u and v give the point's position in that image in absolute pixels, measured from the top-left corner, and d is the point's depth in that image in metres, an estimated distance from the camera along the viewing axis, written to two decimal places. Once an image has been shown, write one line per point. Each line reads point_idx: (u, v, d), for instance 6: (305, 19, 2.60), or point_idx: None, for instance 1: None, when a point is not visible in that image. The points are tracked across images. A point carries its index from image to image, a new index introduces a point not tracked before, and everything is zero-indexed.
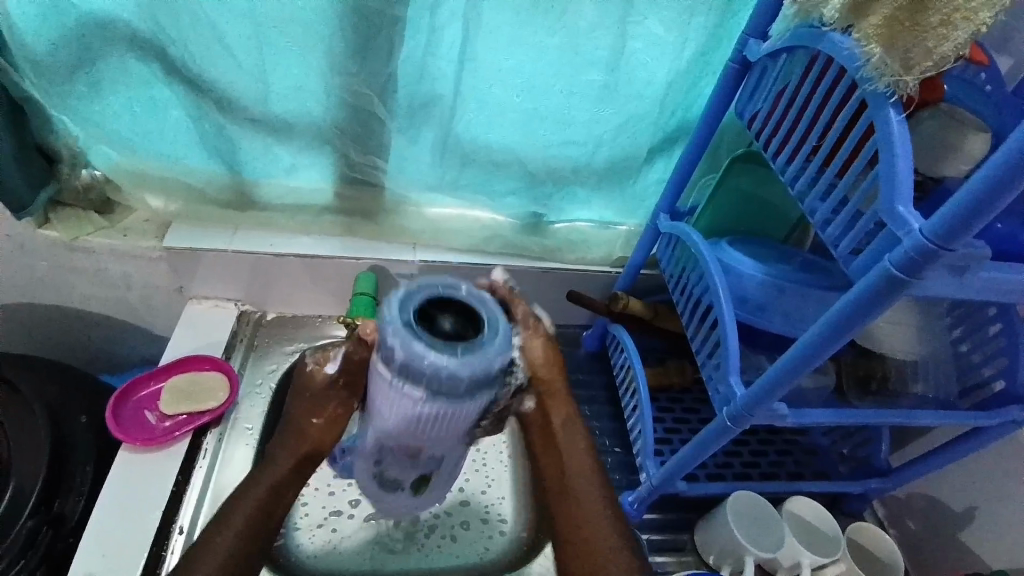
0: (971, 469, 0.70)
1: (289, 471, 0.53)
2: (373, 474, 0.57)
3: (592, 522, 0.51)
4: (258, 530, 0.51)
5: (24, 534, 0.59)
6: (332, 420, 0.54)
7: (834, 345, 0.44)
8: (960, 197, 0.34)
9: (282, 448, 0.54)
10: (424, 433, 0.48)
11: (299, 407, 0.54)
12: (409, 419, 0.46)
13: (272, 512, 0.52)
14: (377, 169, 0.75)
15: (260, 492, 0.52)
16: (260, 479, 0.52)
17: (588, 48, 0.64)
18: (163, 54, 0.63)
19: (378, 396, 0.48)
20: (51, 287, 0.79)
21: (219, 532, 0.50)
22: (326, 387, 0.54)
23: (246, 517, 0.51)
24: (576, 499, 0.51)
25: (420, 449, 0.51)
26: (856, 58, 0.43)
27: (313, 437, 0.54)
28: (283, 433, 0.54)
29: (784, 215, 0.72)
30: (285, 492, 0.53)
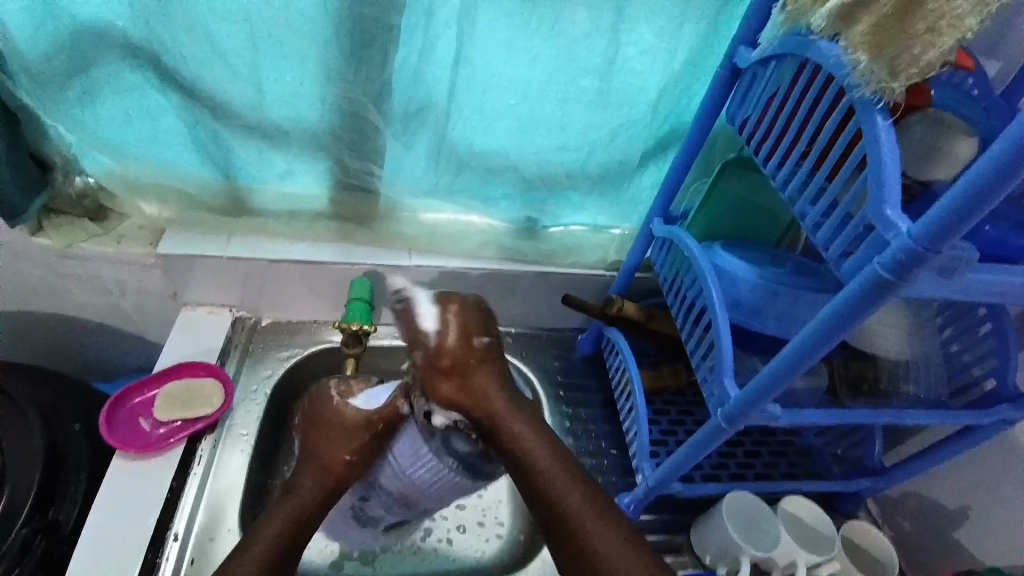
0: (963, 469, 0.70)
1: (314, 501, 0.57)
2: (354, 507, 0.66)
3: (571, 503, 0.53)
4: (281, 553, 0.55)
5: (18, 542, 0.59)
6: (360, 457, 0.59)
7: (825, 347, 0.45)
8: (947, 200, 0.35)
9: (307, 480, 0.58)
10: (426, 490, 0.58)
11: (324, 441, 0.59)
12: (423, 478, 0.57)
13: (298, 534, 0.56)
14: (372, 175, 0.75)
15: (286, 518, 0.56)
16: (286, 507, 0.56)
17: (582, 55, 0.64)
18: (158, 61, 0.63)
19: (402, 451, 0.58)
20: (43, 293, 0.78)
21: (240, 562, 0.53)
22: (355, 423, 0.59)
23: (269, 545, 0.54)
24: (555, 492, 0.53)
25: (413, 501, 0.61)
26: (842, 65, 0.44)
27: (341, 475, 0.58)
28: (309, 465, 0.59)
29: (776, 219, 0.73)
30: (306, 524, 0.57)
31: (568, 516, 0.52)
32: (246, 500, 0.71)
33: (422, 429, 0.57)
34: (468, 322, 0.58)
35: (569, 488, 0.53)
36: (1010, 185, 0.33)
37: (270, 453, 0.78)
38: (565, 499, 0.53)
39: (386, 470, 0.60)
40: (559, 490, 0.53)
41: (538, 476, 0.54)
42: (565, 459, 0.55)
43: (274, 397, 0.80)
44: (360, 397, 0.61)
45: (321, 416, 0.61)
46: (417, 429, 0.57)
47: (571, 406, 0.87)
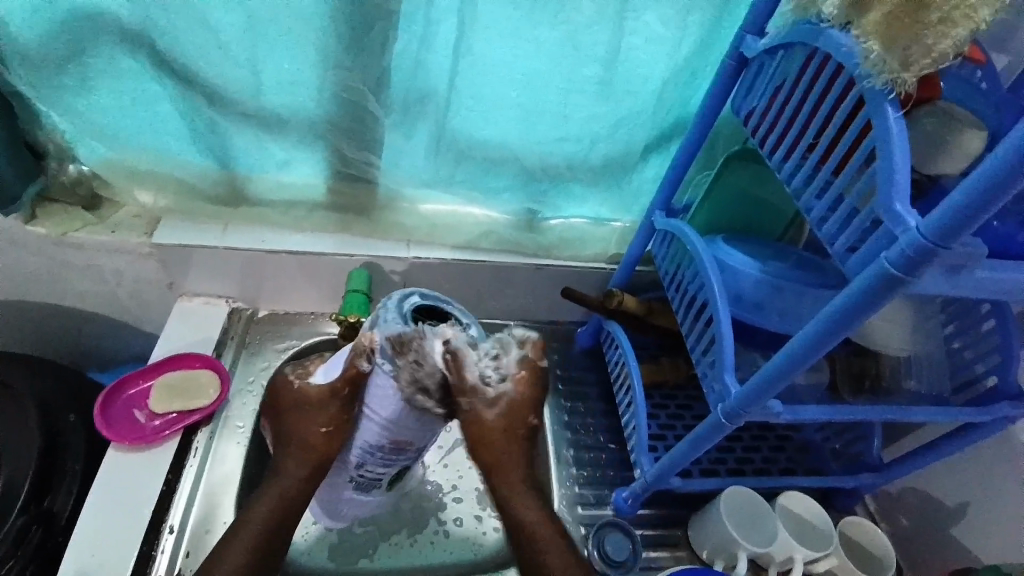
0: (962, 465, 0.70)
1: (299, 481, 0.57)
2: (348, 480, 0.65)
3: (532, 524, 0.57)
4: (270, 535, 0.56)
5: (15, 530, 0.59)
6: (336, 427, 0.57)
7: (829, 344, 0.44)
8: (957, 195, 0.34)
9: (292, 464, 0.58)
10: (409, 430, 0.56)
11: (295, 416, 0.58)
12: (398, 420, 0.55)
13: (285, 516, 0.57)
14: (371, 165, 0.74)
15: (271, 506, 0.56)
16: (273, 490, 0.57)
17: (585, 44, 0.63)
18: (152, 46, 0.61)
19: (374, 401, 0.55)
20: (36, 283, 0.77)
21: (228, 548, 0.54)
22: (323, 396, 0.57)
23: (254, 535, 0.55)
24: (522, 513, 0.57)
25: (405, 446, 0.58)
26: (855, 55, 0.43)
27: (321, 446, 0.57)
28: (291, 449, 0.58)
29: (778, 213, 0.72)
30: (291, 507, 0.57)
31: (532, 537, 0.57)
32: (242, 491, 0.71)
33: (385, 370, 0.52)
34: (532, 377, 0.57)
35: (528, 507, 0.58)
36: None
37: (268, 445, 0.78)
38: (526, 516, 0.57)
39: (365, 429, 0.57)
40: (546, 552, 0.56)
41: (538, 539, 0.57)
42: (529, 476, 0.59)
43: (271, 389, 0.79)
44: (321, 373, 0.59)
45: (288, 400, 0.59)
46: (384, 376, 0.53)
47: (571, 400, 0.86)
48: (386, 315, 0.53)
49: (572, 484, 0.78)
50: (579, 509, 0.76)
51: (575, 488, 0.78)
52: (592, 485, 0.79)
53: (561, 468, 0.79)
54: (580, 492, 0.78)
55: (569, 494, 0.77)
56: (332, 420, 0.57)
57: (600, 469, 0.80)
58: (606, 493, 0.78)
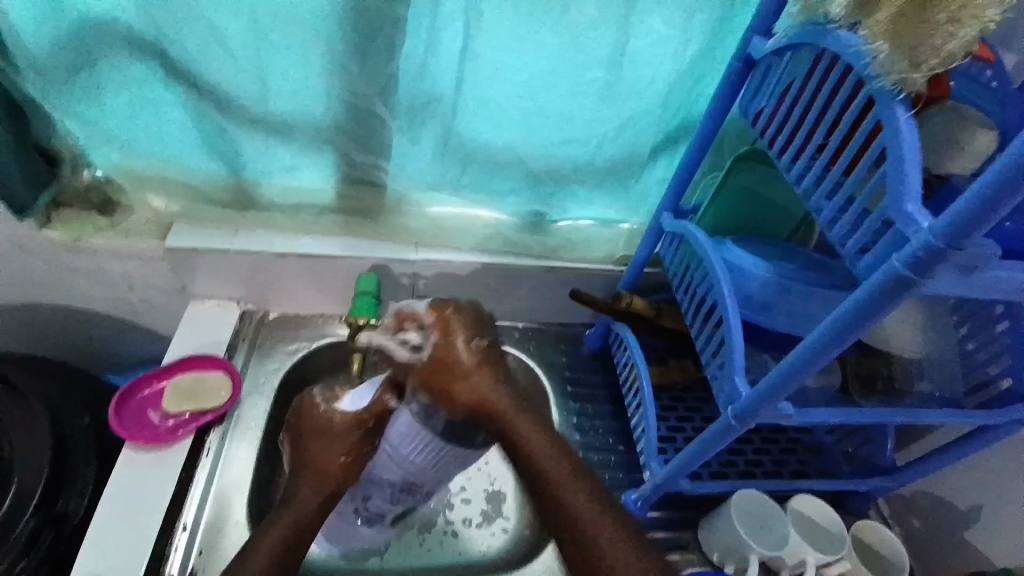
0: (976, 468, 0.69)
1: (314, 506, 0.58)
2: (358, 513, 0.72)
3: (532, 443, 0.57)
4: (288, 548, 0.55)
5: (26, 533, 0.60)
6: (354, 456, 0.60)
7: (840, 345, 0.44)
8: (970, 194, 0.34)
9: (307, 491, 0.58)
10: (427, 466, 0.65)
11: (314, 443, 0.61)
12: (424, 453, 0.63)
13: (302, 533, 0.56)
14: (378, 168, 0.75)
15: (285, 531, 0.55)
16: (287, 514, 0.57)
17: (591, 46, 0.63)
18: (163, 54, 0.62)
19: (398, 436, 0.63)
20: (51, 287, 0.79)
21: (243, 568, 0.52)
22: (345, 426, 0.61)
23: (269, 554, 0.53)
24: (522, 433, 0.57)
25: (416, 482, 0.68)
26: (863, 54, 0.42)
27: (333, 475, 0.60)
28: (308, 478, 0.59)
29: (788, 214, 0.72)
30: (305, 530, 0.56)
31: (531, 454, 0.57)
32: (253, 493, 0.72)
33: (413, 412, 0.61)
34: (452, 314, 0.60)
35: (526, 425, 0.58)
36: None
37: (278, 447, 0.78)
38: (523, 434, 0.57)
39: (382, 466, 0.66)
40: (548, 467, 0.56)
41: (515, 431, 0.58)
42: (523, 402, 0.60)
43: (281, 391, 0.80)
44: (345, 400, 0.62)
45: (308, 427, 0.62)
46: (410, 417, 0.61)
47: (579, 402, 0.86)
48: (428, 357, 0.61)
49: None
50: None
51: None
52: None
53: None
54: None
55: None
56: (351, 450, 0.60)
57: (609, 471, 0.80)
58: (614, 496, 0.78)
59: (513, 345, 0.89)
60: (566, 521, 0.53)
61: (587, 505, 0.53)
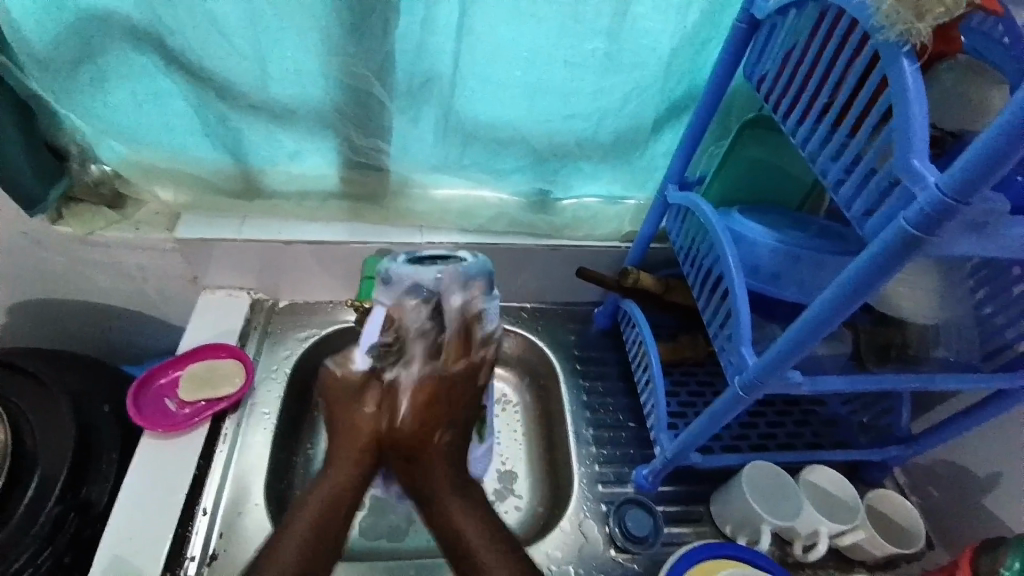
0: (994, 436, 0.68)
1: (353, 470, 0.59)
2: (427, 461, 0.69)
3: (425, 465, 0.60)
4: (325, 524, 0.56)
5: (51, 519, 0.62)
6: (382, 405, 0.61)
7: (849, 308, 0.43)
8: (977, 147, 0.33)
9: (345, 454, 0.60)
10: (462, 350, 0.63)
11: (336, 408, 0.62)
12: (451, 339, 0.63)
13: (337, 507, 0.57)
14: (380, 151, 0.74)
15: (318, 505, 0.56)
16: (323, 488, 0.58)
17: (588, 17, 0.62)
18: (160, 43, 0.62)
19: (425, 348, 0.62)
20: (67, 281, 0.80)
21: (283, 545, 0.54)
22: (359, 382, 0.62)
23: (304, 532, 0.55)
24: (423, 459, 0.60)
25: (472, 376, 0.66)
26: (866, 7, 0.41)
27: (365, 426, 0.60)
28: (341, 443, 0.61)
29: (795, 181, 0.70)
30: (340, 498, 0.57)
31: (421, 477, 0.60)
32: (270, 477, 0.73)
33: (422, 312, 0.62)
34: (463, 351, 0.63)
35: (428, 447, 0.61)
36: None
37: (293, 431, 0.79)
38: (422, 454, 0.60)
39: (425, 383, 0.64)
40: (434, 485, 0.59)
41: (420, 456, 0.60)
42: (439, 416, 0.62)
43: (296, 377, 0.81)
44: (355, 358, 0.63)
45: (336, 395, 0.62)
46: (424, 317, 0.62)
47: (588, 379, 0.86)
48: (392, 267, 0.62)
49: (592, 463, 0.78)
50: (599, 487, 0.76)
51: (596, 466, 0.78)
52: (612, 463, 0.78)
53: (580, 446, 0.80)
54: (601, 470, 0.77)
55: (588, 473, 0.77)
56: (374, 400, 0.61)
57: (620, 447, 0.80)
58: (626, 471, 0.78)
59: (522, 325, 0.90)
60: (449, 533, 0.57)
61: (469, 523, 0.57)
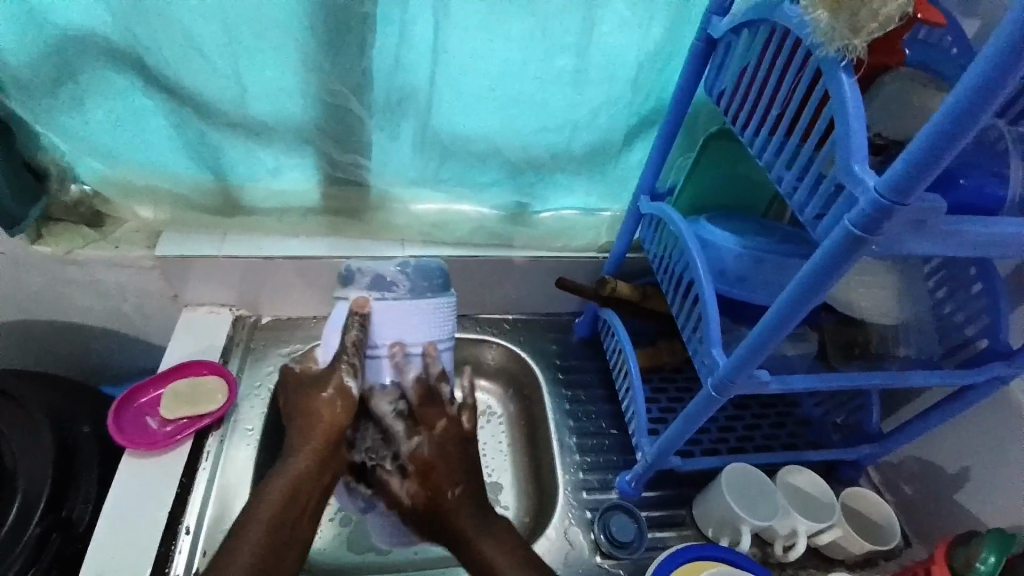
0: (960, 431, 0.71)
1: (311, 465, 0.64)
2: None
3: (448, 499, 0.65)
4: (283, 517, 0.60)
5: (33, 539, 0.61)
6: (336, 394, 0.67)
7: (805, 308, 0.45)
8: (908, 154, 0.35)
9: (301, 440, 0.65)
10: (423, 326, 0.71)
11: (293, 397, 0.68)
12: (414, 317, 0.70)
13: (297, 497, 0.62)
14: (360, 167, 0.76)
15: (276, 499, 0.61)
16: (285, 476, 0.62)
17: (556, 36, 0.65)
18: (140, 62, 0.64)
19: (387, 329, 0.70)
20: (46, 301, 0.80)
21: (238, 544, 0.57)
22: (319, 372, 0.68)
23: (267, 519, 0.59)
24: (444, 490, 0.65)
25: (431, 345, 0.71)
26: (805, 24, 0.44)
27: (325, 415, 0.66)
28: (299, 427, 0.66)
29: (761, 188, 0.74)
30: (298, 492, 0.62)
31: (446, 507, 0.65)
32: None
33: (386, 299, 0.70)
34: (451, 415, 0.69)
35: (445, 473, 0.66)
36: (973, 130, 0.33)
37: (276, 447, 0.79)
38: (442, 481, 0.66)
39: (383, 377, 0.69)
40: (451, 507, 0.65)
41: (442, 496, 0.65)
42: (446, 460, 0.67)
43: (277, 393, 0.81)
44: (321, 357, 0.70)
45: (295, 383, 0.68)
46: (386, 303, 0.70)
47: (570, 388, 0.88)
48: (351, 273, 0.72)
49: (576, 470, 0.79)
50: (583, 494, 0.77)
51: (580, 474, 0.79)
52: (596, 470, 0.80)
53: (564, 453, 0.81)
54: (585, 477, 0.78)
55: (573, 480, 0.78)
56: (332, 387, 0.67)
57: (603, 454, 0.81)
58: (610, 477, 0.79)
59: (504, 336, 0.91)
60: (479, 568, 0.61)
61: (495, 548, 0.62)
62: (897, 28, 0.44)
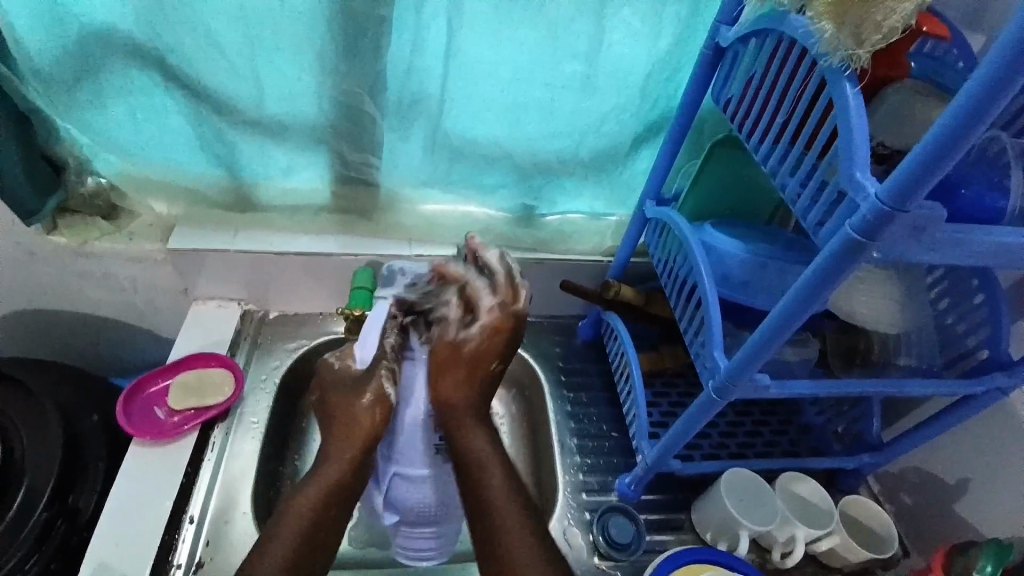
0: (960, 443, 0.71)
1: (344, 469, 0.61)
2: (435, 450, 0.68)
3: (477, 460, 0.62)
4: (320, 521, 0.58)
5: (38, 526, 0.62)
6: (378, 398, 0.65)
7: (806, 312, 0.46)
8: (908, 162, 0.36)
9: (343, 446, 0.63)
10: None
11: (336, 394, 0.67)
12: None
13: (332, 503, 0.59)
14: (371, 166, 0.77)
15: (311, 501, 0.58)
16: (317, 479, 0.60)
17: (567, 41, 0.66)
18: (161, 60, 0.65)
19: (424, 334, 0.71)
20: (59, 292, 0.82)
21: (267, 548, 0.55)
22: (361, 374, 0.68)
23: (297, 522, 0.57)
24: (473, 453, 0.62)
25: None
26: (810, 35, 0.45)
27: (365, 420, 0.64)
28: (338, 435, 0.64)
29: (767, 194, 0.75)
30: (332, 497, 0.59)
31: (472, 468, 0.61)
32: (258, 484, 0.73)
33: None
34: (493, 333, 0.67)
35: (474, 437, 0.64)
36: (973, 139, 0.34)
37: (280, 440, 0.80)
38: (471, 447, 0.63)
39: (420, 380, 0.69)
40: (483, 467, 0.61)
41: (470, 465, 0.61)
42: (480, 408, 0.67)
43: (283, 388, 0.82)
44: (355, 354, 0.70)
45: (334, 385, 0.68)
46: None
47: (573, 391, 0.88)
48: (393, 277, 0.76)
49: (576, 472, 0.80)
50: (583, 496, 0.78)
51: (580, 476, 0.79)
52: (596, 472, 0.80)
53: (565, 455, 0.81)
54: (585, 479, 0.79)
55: (573, 481, 0.79)
56: (373, 391, 0.65)
57: (603, 457, 0.82)
58: (610, 480, 0.80)
59: None
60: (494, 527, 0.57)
61: (515, 513, 0.58)
62: (901, 41, 0.47)
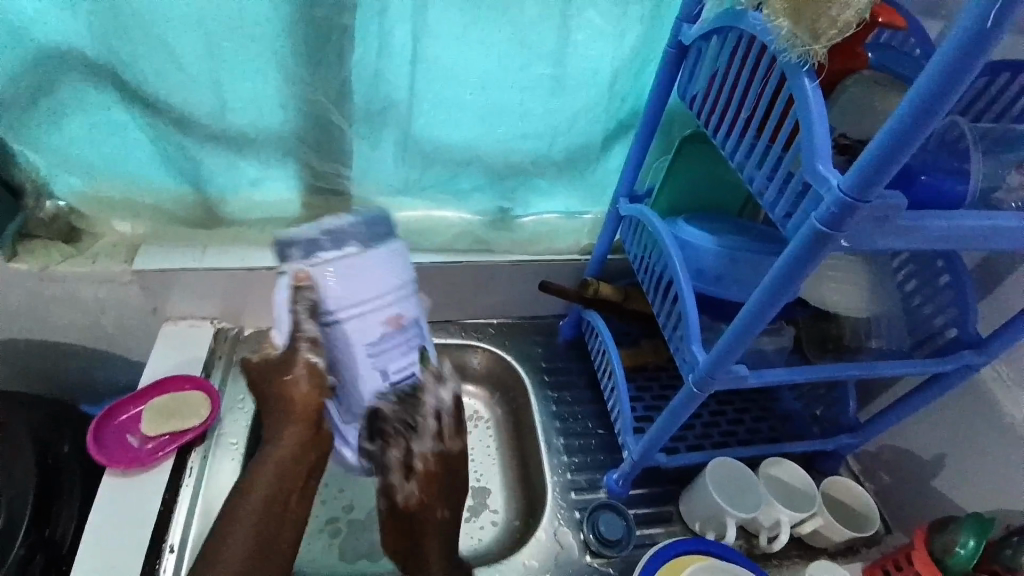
0: (934, 420, 0.73)
1: (292, 449, 0.65)
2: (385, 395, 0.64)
3: (424, 520, 0.67)
4: (273, 503, 0.62)
5: (16, 561, 0.60)
6: (308, 373, 0.64)
7: (778, 303, 0.47)
8: (867, 155, 0.37)
9: (284, 426, 0.65)
10: (384, 291, 0.61)
11: (261, 374, 0.65)
12: (372, 287, 0.61)
13: (286, 483, 0.64)
14: (343, 175, 0.76)
15: (263, 488, 0.62)
16: (267, 465, 0.63)
17: (533, 43, 0.66)
18: (118, 77, 0.63)
19: (343, 297, 0.60)
20: (23, 319, 0.79)
21: (228, 539, 0.59)
22: (280, 356, 0.64)
23: (258, 505, 0.61)
24: (425, 527, 0.67)
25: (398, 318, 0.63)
26: (768, 31, 0.46)
27: (299, 397, 0.65)
28: (280, 412, 0.65)
29: (737, 189, 0.76)
30: (285, 479, 0.64)
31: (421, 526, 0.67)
32: None
33: (326, 258, 0.60)
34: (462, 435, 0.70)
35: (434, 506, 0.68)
36: (929, 129, 0.35)
37: None
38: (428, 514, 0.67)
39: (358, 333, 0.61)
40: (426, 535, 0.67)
41: (423, 526, 0.67)
42: (445, 491, 0.68)
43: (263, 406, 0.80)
44: (276, 337, 0.64)
45: (256, 366, 0.66)
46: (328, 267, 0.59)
47: (557, 390, 0.88)
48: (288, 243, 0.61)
49: (564, 471, 0.80)
50: (572, 494, 0.78)
51: (568, 474, 0.80)
52: (584, 470, 0.80)
53: (552, 455, 0.81)
54: (573, 478, 0.79)
55: (561, 481, 0.79)
56: (300, 369, 0.64)
57: (590, 454, 0.82)
58: (598, 477, 0.80)
59: (490, 341, 0.92)
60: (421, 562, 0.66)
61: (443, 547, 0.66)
62: (856, 35, 0.46)
